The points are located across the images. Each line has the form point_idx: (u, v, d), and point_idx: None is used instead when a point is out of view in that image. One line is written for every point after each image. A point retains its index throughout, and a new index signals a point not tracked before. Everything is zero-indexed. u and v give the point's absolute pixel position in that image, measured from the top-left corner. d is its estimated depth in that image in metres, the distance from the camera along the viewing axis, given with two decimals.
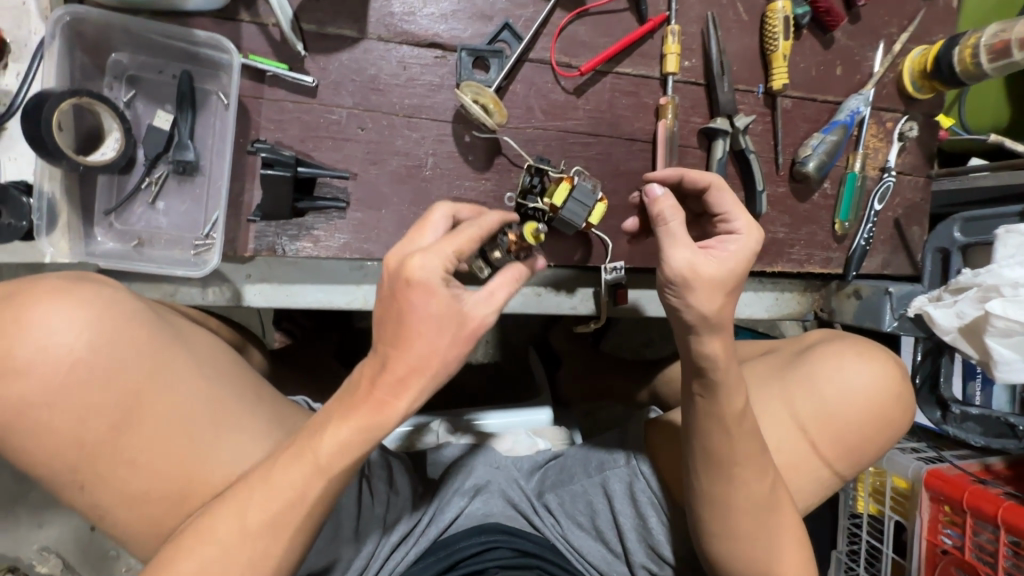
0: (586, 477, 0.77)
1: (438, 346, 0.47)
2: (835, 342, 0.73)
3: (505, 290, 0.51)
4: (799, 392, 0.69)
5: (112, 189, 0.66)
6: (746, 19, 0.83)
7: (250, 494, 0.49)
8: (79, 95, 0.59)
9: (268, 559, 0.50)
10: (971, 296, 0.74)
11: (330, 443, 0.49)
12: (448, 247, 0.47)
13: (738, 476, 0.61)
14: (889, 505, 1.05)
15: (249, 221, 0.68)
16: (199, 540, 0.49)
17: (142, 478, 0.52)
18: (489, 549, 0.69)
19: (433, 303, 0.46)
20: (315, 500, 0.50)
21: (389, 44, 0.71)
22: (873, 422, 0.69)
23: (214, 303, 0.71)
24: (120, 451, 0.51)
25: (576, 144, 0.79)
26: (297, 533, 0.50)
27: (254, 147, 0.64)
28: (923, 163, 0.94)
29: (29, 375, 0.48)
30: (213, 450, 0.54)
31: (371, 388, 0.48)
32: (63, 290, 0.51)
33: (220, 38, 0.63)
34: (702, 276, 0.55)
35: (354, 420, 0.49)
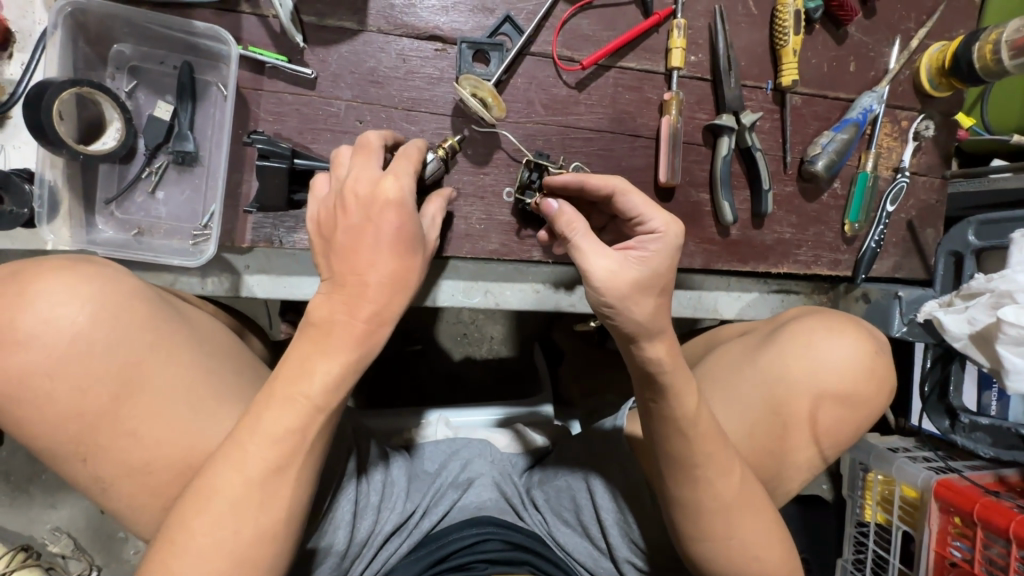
0: (570, 473, 0.79)
1: (404, 264, 0.52)
2: (813, 315, 0.74)
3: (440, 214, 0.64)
4: (778, 365, 0.70)
5: (112, 178, 0.66)
6: (756, 12, 0.81)
7: (249, 446, 0.50)
8: (80, 85, 0.59)
9: (277, 501, 0.51)
10: (984, 303, 0.73)
11: (321, 381, 0.50)
12: (407, 166, 0.55)
13: (716, 472, 0.60)
14: (897, 514, 1.03)
15: (245, 211, 0.68)
16: (205, 496, 0.49)
17: (143, 447, 0.52)
18: (481, 541, 0.69)
19: (405, 221, 0.52)
20: (315, 440, 0.51)
21: (389, 36, 0.71)
22: (844, 396, 0.70)
23: (214, 293, 0.71)
24: (119, 421, 0.51)
25: (577, 139, 0.78)
26: (302, 474, 0.52)
27: (250, 138, 0.64)
28: (940, 163, 0.90)
29: (33, 347, 0.49)
30: (211, 423, 0.55)
31: (349, 315, 0.51)
32: (68, 268, 0.53)
33: (219, 29, 0.64)
34: (623, 284, 0.53)
35: (330, 357, 0.50)
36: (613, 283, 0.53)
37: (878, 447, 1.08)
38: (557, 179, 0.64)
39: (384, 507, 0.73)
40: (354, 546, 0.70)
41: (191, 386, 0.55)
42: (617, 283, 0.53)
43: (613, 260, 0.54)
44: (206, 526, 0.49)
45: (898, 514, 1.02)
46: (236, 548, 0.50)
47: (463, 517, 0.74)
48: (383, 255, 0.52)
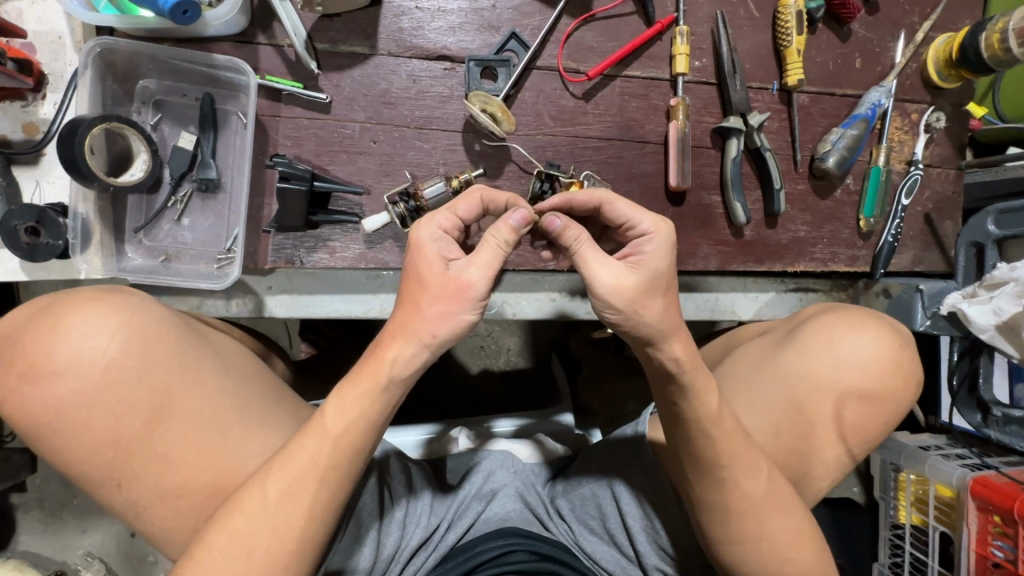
0: (595, 481, 0.79)
1: (450, 314, 0.50)
2: (831, 311, 0.73)
3: (490, 252, 0.51)
4: (799, 361, 0.70)
5: (141, 208, 0.69)
6: (757, 16, 0.82)
7: (270, 475, 0.52)
8: (109, 120, 0.62)
9: (293, 531, 0.52)
10: (1009, 292, 0.72)
11: (335, 414, 0.52)
12: (443, 212, 0.54)
13: (740, 473, 0.60)
14: (933, 515, 1.01)
15: (265, 232, 0.70)
16: (237, 516, 0.51)
17: (174, 472, 0.54)
18: (506, 552, 0.68)
19: (421, 259, 0.51)
20: (331, 471, 0.52)
21: (399, 58, 0.73)
22: (867, 392, 0.69)
23: (238, 315, 0.73)
24: (151, 444, 0.53)
25: (586, 148, 0.79)
26: (316, 505, 0.52)
27: (272, 161, 0.67)
28: (954, 154, 0.90)
29: (68, 377, 0.51)
30: (242, 444, 0.56)
31: (382, 362, 0.52)
32: (94, 299, 0.54)
33: (239, 61, 0.66)
34: (629, 291, 0.52)
35: (354, 392, 0.52)
36: (616, 292, 0.52)
37: (909, 446, 1.06)
38: (541, 203, 0.62)
39: (410, 522, 0.74)
40: (381, 562, 0.70)
41: (216, 408, 0.56)
42: (620, 288, 0.52)
43: (615, 267, 0.53)
44: (227, 549, 0.50)
45: (934, 515, 1.00)
46: (265, 567, 0.51)
47: (488, 529, 0.73)
48: (427, 308, 0.50)
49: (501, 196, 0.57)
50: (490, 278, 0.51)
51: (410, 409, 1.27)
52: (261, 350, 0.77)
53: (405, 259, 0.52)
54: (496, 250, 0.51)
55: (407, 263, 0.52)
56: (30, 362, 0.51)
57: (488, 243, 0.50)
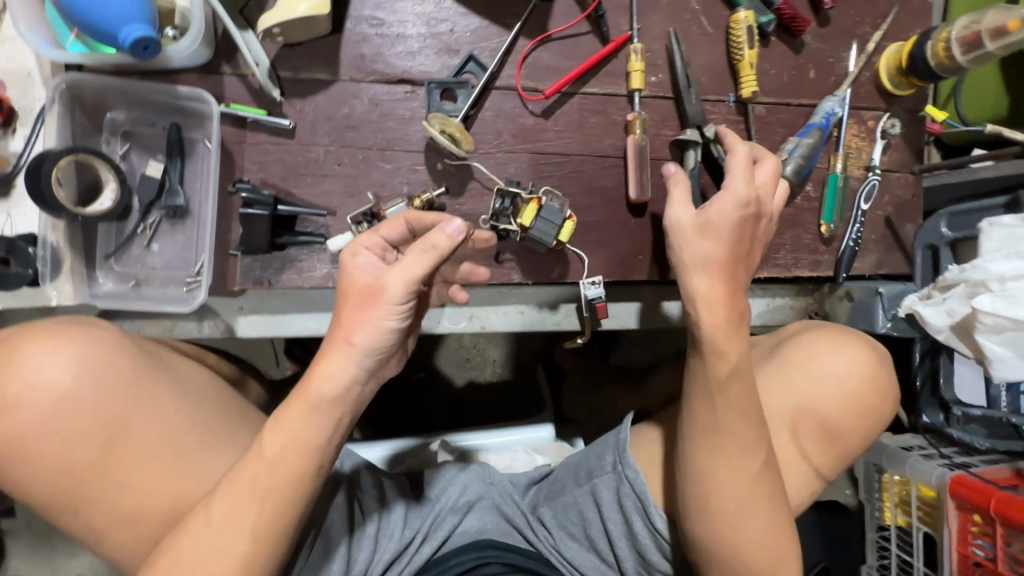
0: (577, 488, 0.77)
1: (373, 324, 0.53)
2: (814, 328, 0.75)
3: (415, 261, 0.53)
4: (782, 378, 0.72)
5: (111, 235, 0.71)
6: (711, 31, 0.85)
7: (218, 498, 0.53)
8: (76, 152, 0.64)
9: (240, 554, 0.53)
10: (959, 293, 0.73)
11: (275, 438, 0.53)
12: (374, 236, 0.60)
13: (710, 460, 0.64)
14: (916, 516, 1.02)
15: (233, 255, 0.72)
16: (186, 539, 0.53)
17: (131, 497, 0.55)
18: (480, 565, 0.73)
19: (351, 277, 0.55)
20: (276, 494, 0.53)
21: (362, 83, 0.75)
22: (847, 408, 0.71)
23: (210, 335, 0.76)
24: (108, 470, 0.55)
25: (548, 164, 0.81)
26: (263, 528, 0.53)
27: (235, 187, 0.70)
28: (912, 158, 0.92)
29: (22, 409, 0.53)
30: (196, 469, 0.57)
31: (312, 381, 0.53)
32: (49, 330, 0.56)
33: (201, 91, 0.69)
34: (686, 227, 0.64)
35: (292, 415, 0.53)
36: (675, 225, 0.65)
37: (891, 446, 1.06)
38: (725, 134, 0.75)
39: (383, 537, 0.75)
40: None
41: (173, 434, 0.57)
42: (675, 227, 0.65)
43: (688, 208, 0.65)
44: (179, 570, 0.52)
45: (917, 515, 1.01)
46: None
47: (465, 541, 0.78)
48: (353, 327, 0.53)
49: (428, 216, 0.62)
50: (405, 281, 0.53)
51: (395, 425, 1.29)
52: (235, 373, 0.79)
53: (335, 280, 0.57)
54: (419, 256, 0.53)
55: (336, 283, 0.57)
56: None
57: (412, 251, 0.53)
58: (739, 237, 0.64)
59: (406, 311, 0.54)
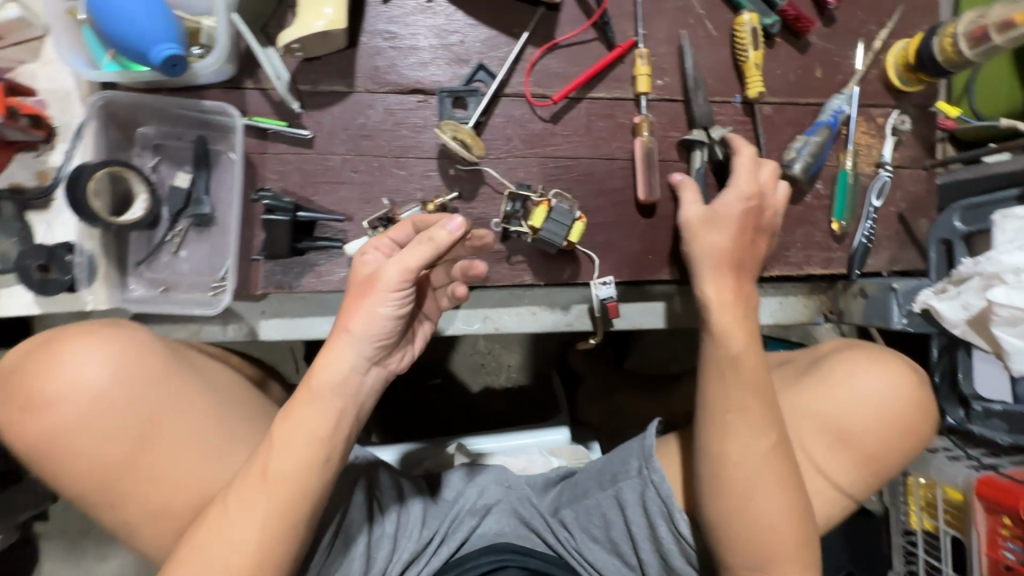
0: (600, 491, 0.78)
1: (366, 312, 0.57)
2: (852, 348, 0.76)
3: (413, 256, 0.57)
4: (819, 394, 0.73)
5: (142, 243, 0.74)
6: (716, 34, 0.86)
7: (240, 490, 0.56)
8: (110, 165, 0.68)
9: (258, 545, 0.55)
10: (974, 286, 0.73)
11: (286, 429, 0.56)
12: (385, 237, 0.64)
13: (722, 440, 0.66)
14: (943, 519, 1.00)
15: (256, 260, 0.75)
16: (208, 529, 0.56)
17: (160, 491, 0.58)
18: (499, 567, 0.75)
19: (357, 273, 0.61)
20: (292, 486, 0.56)
21: (376, 94, 0.79)
22: (884, 428, 0.71)
23: (235, 338, 0.79)
24: (138, 466, 0.57)
25: (557, 167, 0.83)
26: (280, 517, 0.56)
27: (258, 196, 0.73)
28: (924, 154, 0.92)
29: (60, 405, 0.56)
30: (216, 465, 0.60)
31: (315, 372, 0.57)
32: (88, 331, 0.59)
33: (226, 105, 0.72)
34: (694, 221, 0.73)
35: (303, 405, 0.57)
36: (686, 221, 0.74)
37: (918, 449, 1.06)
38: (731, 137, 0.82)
39: (402, 536, 0.77)
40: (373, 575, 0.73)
41: (201, 430, 0.60)
42: (687, 220, 0.73)
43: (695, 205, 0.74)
44: (202, 559, 0.55)
45: (943, 518, 0.99)
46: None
47: (483, 543, 0.80)
48: (347, 315, 0.58)
49: (432, 218, 0.65)
50: (399, 270, 0.57)
51: (412, 429, 1.31)
52: (260, 376, 0.82)
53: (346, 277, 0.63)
54: (417, 248, 0.57)
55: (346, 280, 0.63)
56: (30, 392, 0.56)
57: (414, 246, 0.57)
58: (745, 227, 0.72)
59: (400, 299, 0.58)
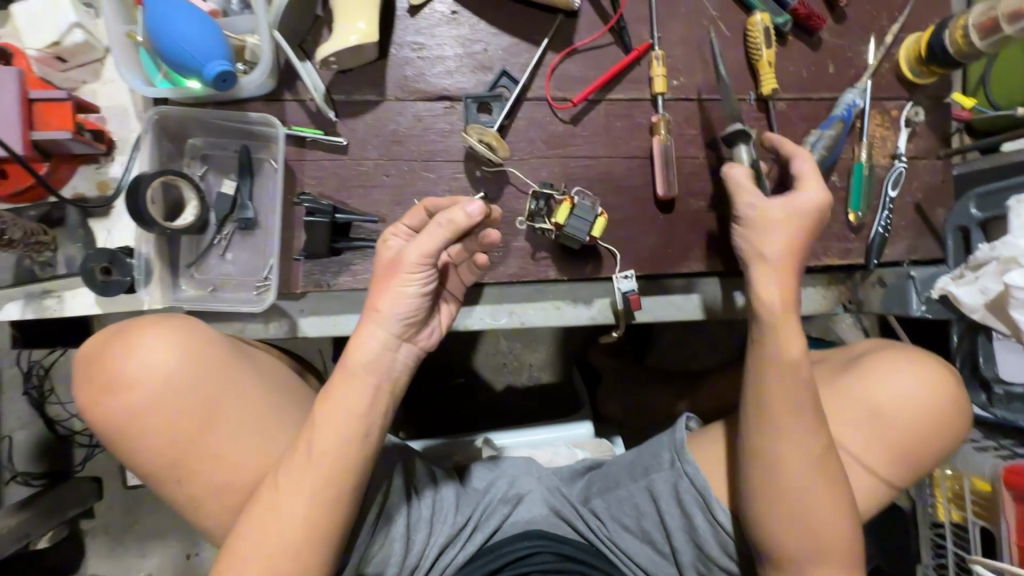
0: (632, 483, 0.82)
1: (393, 291, 0.62)
2: (887, 349, 0.77)
3: (432, 238, 0.62)
4: (853, 389, 0.74)
5: (192, 247, 0.80)
6: (729, 34, 0.89)
7: (293, 467, 0.60)
8: (166, 174, 0.73)
9: (310, 517, 0.59)
10: (992, 271, 0.75)
11: (330, 410, 0.61)
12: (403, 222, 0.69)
13: (775, 442, 0.67)
14: (971, 510, 1.00)
15: (297, 260, 0.80)
16: (264, 503, 0.60)
17: (221, 468, 0.63)
18: (532, 554, 0.78)
19: (381, 257, 0.66)
20: (340, 463, 0.60)
21: (406, 102, 0.83)
22: (923, 423, 0.72)
23: (276, 335, 0.84)
24: (201, 445, 0.62)
25: (578, 166, 0.86)
26: (329, 490, 0.60)
27: (301, 199, 0.78)
28: (939, 145, 0.93)
29: (133, 388, 0.61)
30: (268, 445, 0.64)
31: (349, 355, 0.62)
32: (155, 322, 0.65)
33: (268, 116, 0.78)
34: (766, 221, 0.71)
35: (342, 385, 0.61)
36: (754, 219, 0.72)
37: None
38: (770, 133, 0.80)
39: (438, 521, 0.80)
40: (411, 557, 0.77)
41: (258, 412, 0.65)
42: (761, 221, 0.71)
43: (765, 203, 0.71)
44: (261, 531, 0.59)
45: (971, 509, 0.99)
46: (286, 549, 0.59)
47: (515, 531, 0.82)
48: (376, 295, 0.63)
49: (442, 200, 0.68)
50: (419, 250, 0.62)
51: (439, 426, 1.36)
52: (299, 368, 0.86)
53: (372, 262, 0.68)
54: (436, 230, 0.62)
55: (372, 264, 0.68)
56: (107, 376, 0.62)
57: (430, 229, 0.62)
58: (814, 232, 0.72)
59: (422, 278, 0.63)
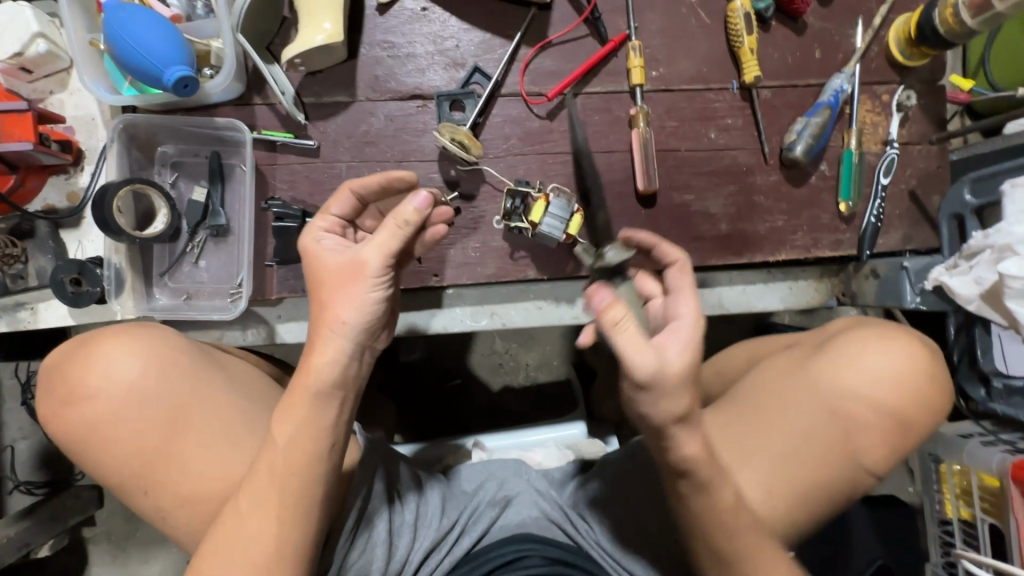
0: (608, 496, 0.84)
1: (353, 300, 0.61)
2: (863, 326, 0.77)
3: (392, 238, 0.62)
4: (835, 379, 0.73)
5: (165, 255, 0.79)
6: (709, 22, 0.86)
7: (254, 485, 0.59)
8: (132, 183, 0.72)
9: (272, 535, 0.59)
10: (986, 260, 0.72)
11: (287, 430, 0.59)
12: (331, 211, 0.68)
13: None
14: (979, 507, 0.96)
15: (269, 266, 0.79)
16: (230, 519, 0.59)
17: (188, 480, 0.62)
18: (520, 557, 0.73)
19: (332, 263, 0.63)
20: (302, 480, 0.59)
21: (377, 102, 0.82)
22: (898, 423, 0.71)
23: (254, 342, 0.83)
24: (167, 456, 0.62)
25: (556, 163, 0.84)
26: (292, 507, 0.59)
27: (268, 204, 0.77)
28: (933, 129, 0.89)
29: (101, 398, 0.62)
30: (233, 457, 0.63)
31: (309, 370, 0.60)
32: (121, 332, 0.65)
33: (235, 121, 0.77)
34: (671, 373, 0.55)
35: (297, 401, 0.60)
36: (660, 374, 0.54)
37: (948, 435, 1.02)
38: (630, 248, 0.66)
39: (422, 526, 0.79)
40: (394, 565, 0.75)
41: (226, 424, 0.64)
42: (664, 373, 0.54)
43: (653, 351, 0.54)
44: (226, 548, 0.59)
45: (979, 505, 0.95)
46: (253, 568, 0.58)
47: (503, 535, 0.79)
48: (337, 305, 0.61)
49: (370, 180, 0.68)
50: (383, 254, 0.62)
51: (434, 428, 1.35)
52: (279, 373, 0.85)
53: (308, 263, 0.65)
54: (394, 232, 0.62)
55: (312, 268, 0.64)
56: (74, 386, 0.63)
57: (387, 224, 0.62)
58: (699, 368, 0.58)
59: (382, 284, 0.62)
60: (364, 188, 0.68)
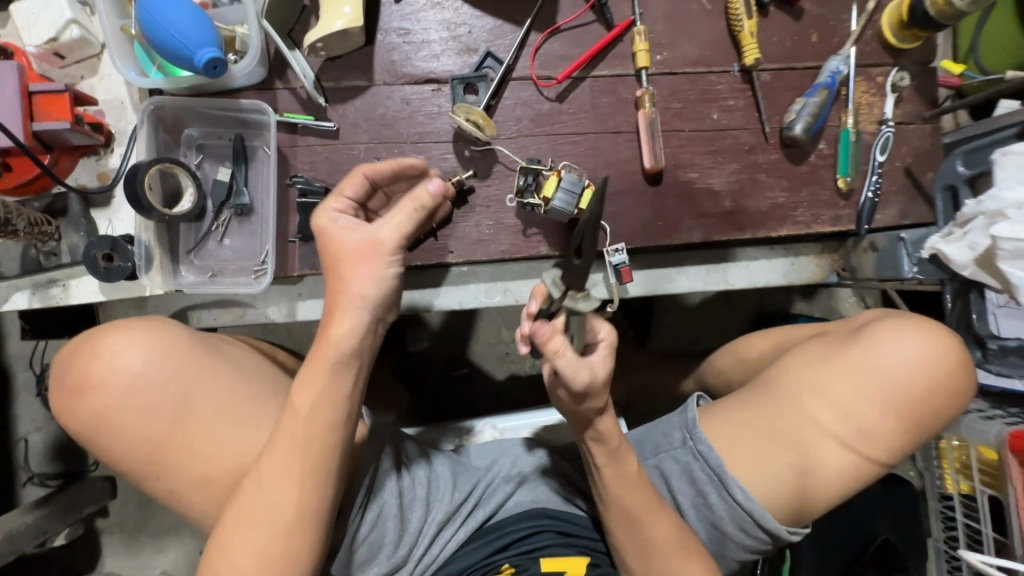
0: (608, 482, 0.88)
1: (369, 273, 0.65)
2: (890, 317, 0.79)
3: (409, 219, 0.67)
4: (855, 363, 0.76)
5: (190, 234, 0.82)
6: (710, 8, 0.90)
7: (270, 458, 0.62)
8: (161, 162, 0.75)
9: (290, 505, 0.61)
10: (979, 225, 0.75)
11: (307, 397, 0.63)
12: (341, 193, 0.70)
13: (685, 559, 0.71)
14: (979, 479, 0.98)
15: (292, 242, 0.82)
16: (244, 495, 0.62)
17: (198, 462, 0.66)
18: (536, 532, 0.80)
19: (348, 239, 0.66)
20: (317, 449, 0.62)
21: (393, 86, 0.85)
22: (897, 404, 0.75)
23: (276, 319, 0.86)
24: (174, 439, 0.65)
25: (565, 143, 0.88)
26: (311, 479, 0.62)
27: (292, 180, 0.81)
28: (926, 109, 0.93)
29: (105, 387, 0.64)
30: (243, 437, 0.67)
31: (329, 340, 0.64)
32: (122, 325, 0.67)
33: (259, 102, 0.80)
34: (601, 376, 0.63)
35: (314, 371, 0.63)
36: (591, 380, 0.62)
37: None
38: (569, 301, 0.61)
39: (434, 499, 0.81)
40: (409, 536, 0.78)
41: (229, 408, 0.67)
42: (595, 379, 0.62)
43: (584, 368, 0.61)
44: (240, 523, 0.61)
45: (978, 477, 0.98)
46: (275, 533, 0.61)
47: (518, 508, 0.83)
48: (356, 277, 0.64)
49: (383, 166, 0.71)
50: (398, 232, 0.66)
51: (445, 413, 1.37)
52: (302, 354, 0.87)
53: (320, 239, 0.67)
54: (410, 214, 0.67)
55: (326, 242, 0.67)
56: (79, 376, 0.64)
57: (403, 206, 0.66)
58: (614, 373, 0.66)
59: (398, 260, 0.67)
60: (376, 175, 0.71)
